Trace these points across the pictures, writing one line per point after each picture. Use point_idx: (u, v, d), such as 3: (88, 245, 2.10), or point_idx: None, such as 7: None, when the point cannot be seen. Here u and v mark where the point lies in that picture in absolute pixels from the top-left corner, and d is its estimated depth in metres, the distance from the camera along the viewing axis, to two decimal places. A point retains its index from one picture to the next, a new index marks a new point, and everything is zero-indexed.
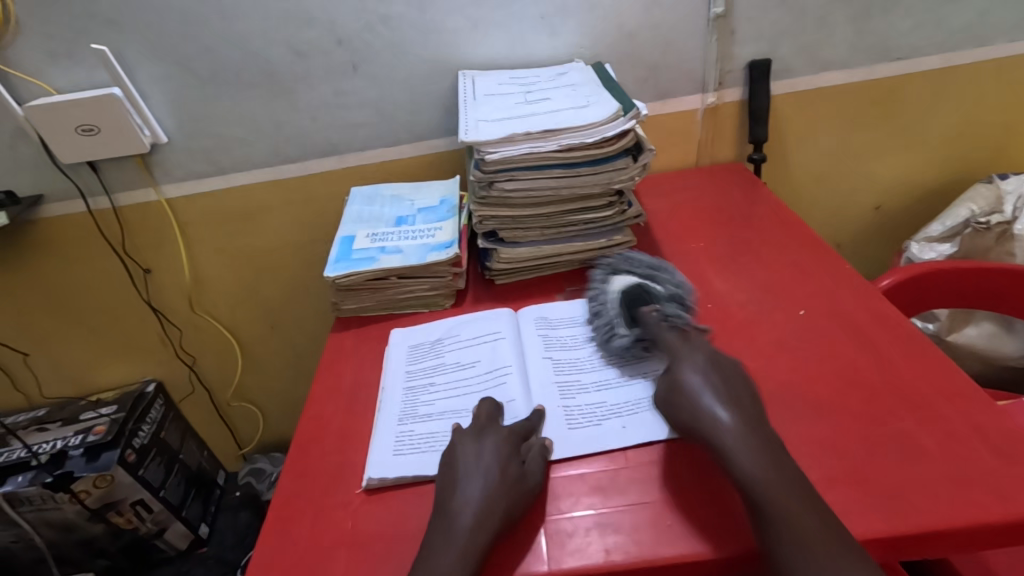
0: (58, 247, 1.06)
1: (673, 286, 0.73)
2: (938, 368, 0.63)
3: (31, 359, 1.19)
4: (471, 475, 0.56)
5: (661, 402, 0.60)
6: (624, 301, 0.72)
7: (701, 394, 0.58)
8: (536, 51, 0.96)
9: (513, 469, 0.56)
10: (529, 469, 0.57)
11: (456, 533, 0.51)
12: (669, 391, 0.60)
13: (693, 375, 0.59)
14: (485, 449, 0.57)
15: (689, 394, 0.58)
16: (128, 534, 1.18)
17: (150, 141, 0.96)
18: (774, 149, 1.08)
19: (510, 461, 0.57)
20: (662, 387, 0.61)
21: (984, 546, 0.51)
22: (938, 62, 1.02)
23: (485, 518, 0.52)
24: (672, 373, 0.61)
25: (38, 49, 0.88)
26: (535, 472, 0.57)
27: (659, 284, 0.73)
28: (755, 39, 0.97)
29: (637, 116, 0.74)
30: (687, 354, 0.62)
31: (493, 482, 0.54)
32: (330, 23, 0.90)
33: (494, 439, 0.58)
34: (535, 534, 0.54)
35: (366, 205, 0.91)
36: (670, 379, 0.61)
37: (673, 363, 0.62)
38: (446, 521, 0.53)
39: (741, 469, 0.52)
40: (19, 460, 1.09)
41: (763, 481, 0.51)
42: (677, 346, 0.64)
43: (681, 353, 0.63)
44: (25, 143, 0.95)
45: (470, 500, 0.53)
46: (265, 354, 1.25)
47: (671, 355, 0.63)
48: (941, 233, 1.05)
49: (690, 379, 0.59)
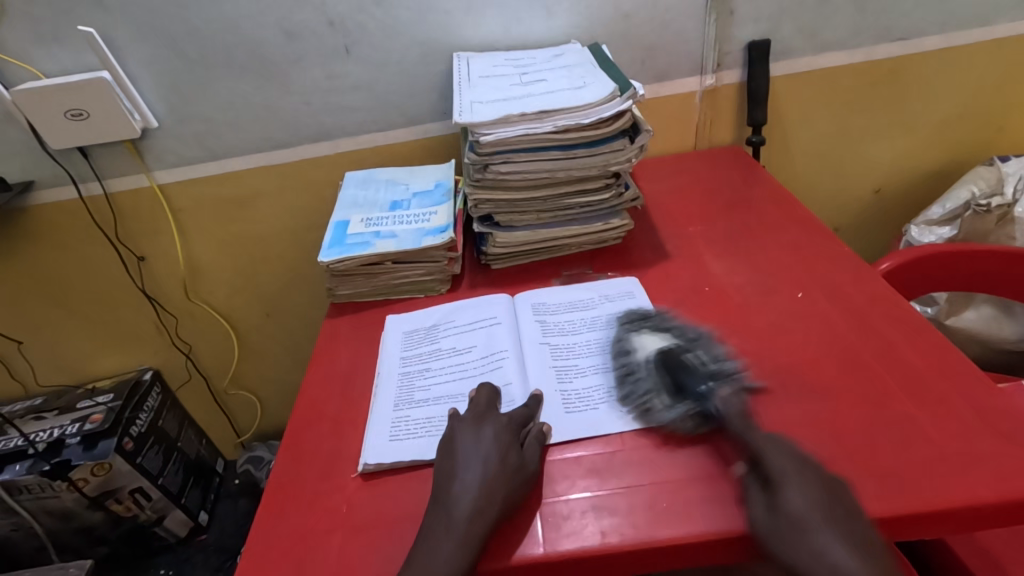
0: (50, 235, 1.05)
1: (718, 352, 0.66)
2: (936, 350, 0.62)
3: (26, 347, 1.18)
4: (468, 462, 0.55)
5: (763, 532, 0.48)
6: (666, 365, 0.63)
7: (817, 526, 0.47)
8: (531, 32, 0.95)
9: (511, 456, 0.55)
10: (526, 455, 0.56)
11: (454, 521, 0.51)
12: (773, 516, 0.48)
13: (806, 498, 0.48)
14: (483, 437, 0.57)
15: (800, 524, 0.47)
16: (127, 522, 1.18)
17: (140, 126, 0.94)
18: (773, 132, 1.07)
19: (508, 449, 0.56)
20: (760, 515, 0.49)
21: (979, 527, 0.50)
22: (940, 43, 1.01)
23: (482, 506, 0.52)
24: (772, 492, 0.50)
25: (24, 32, 0.86)
26: (532, 459, 0.56)
27: (699, 350, 0.66)
28: (754, 19, 0.95)
29: (634, 96, 0.73)
30: (792, 469, 0.51)
31: (491, 471, 0.54)
32: (320, 4, 0.89)
33: (492, 427, 0.58)
34: (532, 517, 0.54)
35: (360, 189, 0.90)
36: (770, 502, 0.49)
37: (775, 479, 0.50)
38: (444, 509, 0.52)
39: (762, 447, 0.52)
40: (16, 448, 1.08)
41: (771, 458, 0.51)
42: (761, 438, 0.54)
43: (779, 464, 0.51)
44: (14, 128, 0.94)
45: (467, 489, 0.53)
46: (261, 341, 1.24)
47: (765, 457, 0.52)
48: (941, 215, 1.05)
49: (795, 505, 0.48)
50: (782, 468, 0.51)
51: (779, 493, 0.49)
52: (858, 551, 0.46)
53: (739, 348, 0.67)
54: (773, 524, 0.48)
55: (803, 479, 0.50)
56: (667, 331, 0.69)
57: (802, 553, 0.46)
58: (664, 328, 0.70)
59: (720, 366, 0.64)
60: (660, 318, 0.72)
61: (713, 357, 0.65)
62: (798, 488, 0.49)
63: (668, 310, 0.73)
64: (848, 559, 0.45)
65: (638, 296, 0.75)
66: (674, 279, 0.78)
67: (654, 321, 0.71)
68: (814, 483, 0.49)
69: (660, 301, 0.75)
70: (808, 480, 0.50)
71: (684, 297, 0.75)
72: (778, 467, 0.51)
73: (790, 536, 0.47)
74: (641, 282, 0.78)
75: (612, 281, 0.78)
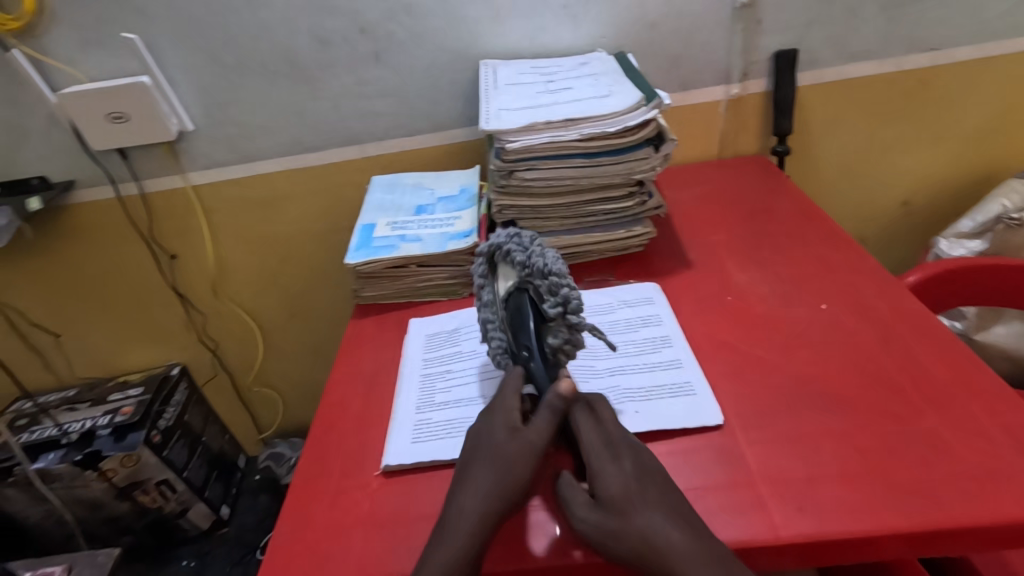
0: (87, 232, 1.09)
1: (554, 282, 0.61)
2: (966, 366, 0.61)
3: (63, 340, 1.22)
4: (479, 471, 0.52)
5: (591, 527, 0.48)
6: (515, 318, 0.62)
7: (636, 513, 0.48)
8: (558, 41, 0.96)
9: (511, 442, 0.53)
10: (533, 434, 0.53)
11: (453, 524, 0.50)
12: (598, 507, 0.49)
13: (619, 484, 0.50)
14: (491, 430, 0.55)
15: (621, 510, 0.48)
16: (152, 513, 1.21)
17: (177, 129, 0.98)
18: (799, 141, 1.07)
19: (508, 438, 0.54)
20: (584, 507, 0.50)
21: (1005, 546, 0.50)
22: (973, 53, 0.99)
23: (487, 503, 0.50)
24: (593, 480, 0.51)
25: (71, 39, 0.90)
26: (540, 434, 0.53)
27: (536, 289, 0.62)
28: (781, 29, 0.95)
29: (660, 105, 0.73)
30: (604, 457, 0.52)
31: (498, 466, 0.52)
32: (353, 12, 0.91)
33: (498, 417, 0.56)
34: (529, 514, 0.54)
35: (387, 193, 0.92)
36: (593, 495, 0.50)
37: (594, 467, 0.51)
38: (452, 511, 0.51)
39: (595, 425, 0.54)
40: (50, 437, 1.12)
41: (601, 440, 0.53)
42: (582, 421, 0.54)
43: (592, 452, 0.52)
44: (57, 130, 0.98)
45: (471, 490, 0.51)
46: (285, 339, 1.27)
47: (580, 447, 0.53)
48: (971, 229, 1.03)
49: (611, 492, 0.49)
50: (598, 457, 0.52)
51: (597, 483, 0.50)
52: (677, 518, 0.48)
53: (762, 358, 0.66)
54: (598, 518, 0.49)
55: (618, 463, 0.51)
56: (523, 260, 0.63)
57: (630, 541, 0.47)
58: (684, 336, 0.71)
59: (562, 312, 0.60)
60: (680, 327, 0.72)
61: (556, 300, 0.60)
62: (614, 475, 0.50)
63: (690, 319, 0.73)
64: (676, 534, 0.47)
65: (657, 304, 0.76)
66: (696, 288, 0.78)
67: (673, 330, 0.71)
68: (628, 468, 0.51)
69: (681, 310, 0.75)
70: (634, 472, 0.51)
71: (707, 306, 0.75)
72: (589, 454, 0.52)
73: (615, 527, 0.48)
74: (661, 291, 0.78)
75: (633, 288, 0.79)
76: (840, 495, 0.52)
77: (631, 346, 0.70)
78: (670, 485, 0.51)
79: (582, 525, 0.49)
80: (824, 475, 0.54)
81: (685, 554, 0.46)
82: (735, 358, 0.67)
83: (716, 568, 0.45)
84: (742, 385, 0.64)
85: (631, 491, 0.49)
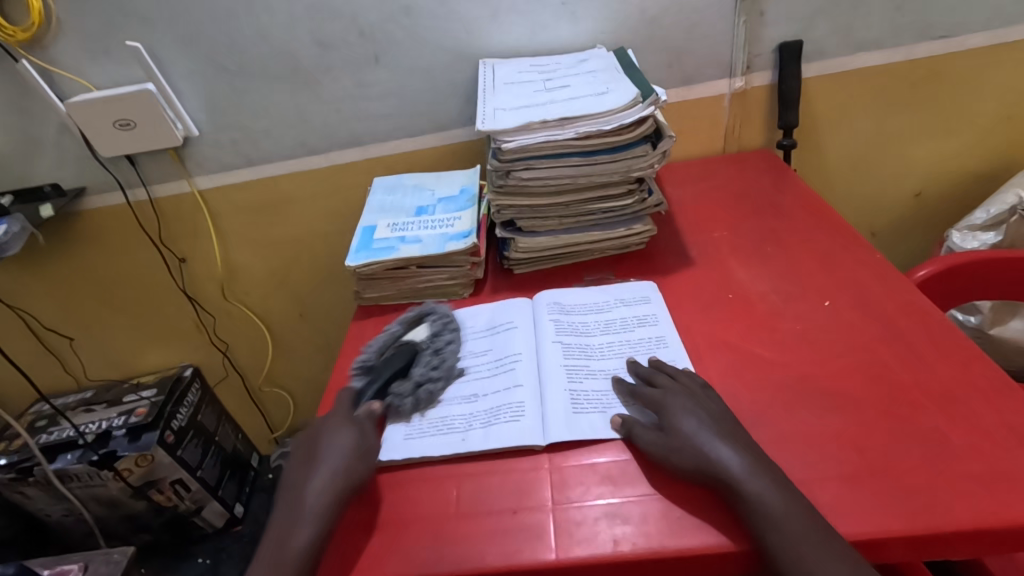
0: (99, 238, 1.11)
1: (439, 364, 0.69)
2: (972, 364, 0.60)
3: (78, 343, 1.25)
4: (320, 467, 0.56)
5: (658, 451, 0.55)
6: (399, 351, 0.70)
7: (698, 437, 0.54)
8: (559, 38, 0.95)
9: (360, 444, 0.59)
10: (366, 441, 0.60)
11: (302, 515, 0.53)
12: (664, 437, 0.56)
13: (683, 417, 0.56)
14: (333, 430, 0.60)
15: (685, 437, 0.55)
16: (168, 511, 1.23)
17: (182, 135, 0.99)
18: (805, 135, 1.05)
19: (354, 438, 0.59)
20: (652, 439, 0.56)
21: (1008, 550, 0.49)
22: (986, 40, 0.96)
23: (335, 498, 0.54)
24: (664, 419, 0.57)
25: (79, 48, 0.91)
26: (360, 435, 0.60)
27: (425, 361, 0.69)
28: (786, 19, 0.93)
29: (656, 102, 0.73)
30: (673, 399, 0.59)
31: (341, 463, 0.57)
32: (352, 15, 0.91)
33: (337, 418, 0.61)
34: (512, 519, 0.54)
35: (388, 195, 0.92)
36: (661, 428, 0.57)
37: (662, 410, 0.58)
38: (291, 513, 0.53)
39: (671, 377, 0.62)
40: (68, 438, 1.15)
41: (680, 386, 0.60)
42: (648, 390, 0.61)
43: (659, 399, 0.59)
44: (67, 138, 0.99)
45: (321, 477, 0.55)
46: (293, 339, 1.28)
47: (648, 403, 0.60)
48: (984, 221, 1.00)
49: (680, 426, 0.56)
50: (670, 400, 0.59)
51: (670, 419, 0.57)
52: (733, 441, 0.54)
53: (763, 358, 0.65)
54: (667, 442, 0.55)
55: (694, 400, 0.58)
56: (433, 334, 0.73)
57: (693, 458, 0.53)
58: (680, 334, 0.70)
59: (423, 380, 0.67)
60: (676, 325, 0.72)
61: (430, 372, 0.67)
62: (682, 412, 0.57)
63: (690, 317, 0.73)
64: (731, 452, 0.53)
65: (653, 303, 0.75)
66: (698, 285, 0.77)
67: (669, 329, 0.71)
68: (695, 406, 0.57)
69: (680, 308, 0.74)
70: (704, 412, 0.57)
71: (708, 304, 0.74)
72: (657, 400, 0.59)
73: (682, 445, 0.54)
74: (659, 288, 0.78)
75: (630, 286, 0.78)
76: (841, 496, 0.51)
77: (627, 346, 0.70)
78: (730, 418, 0.57)
79: (650, 450, 0.56)
80: (825, 476, 0.53)
81: (735, 464, 0.52)
82: (737, 357, 0.66)
83: (770, 477, 0.50)
84: (741, 383, 0.63)
85: (702, 425, 0.56)
